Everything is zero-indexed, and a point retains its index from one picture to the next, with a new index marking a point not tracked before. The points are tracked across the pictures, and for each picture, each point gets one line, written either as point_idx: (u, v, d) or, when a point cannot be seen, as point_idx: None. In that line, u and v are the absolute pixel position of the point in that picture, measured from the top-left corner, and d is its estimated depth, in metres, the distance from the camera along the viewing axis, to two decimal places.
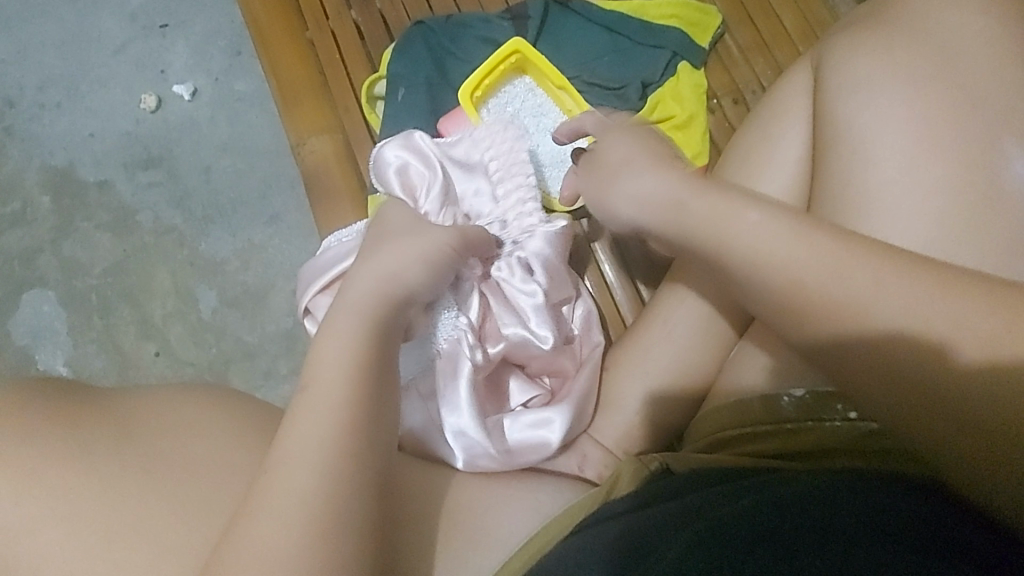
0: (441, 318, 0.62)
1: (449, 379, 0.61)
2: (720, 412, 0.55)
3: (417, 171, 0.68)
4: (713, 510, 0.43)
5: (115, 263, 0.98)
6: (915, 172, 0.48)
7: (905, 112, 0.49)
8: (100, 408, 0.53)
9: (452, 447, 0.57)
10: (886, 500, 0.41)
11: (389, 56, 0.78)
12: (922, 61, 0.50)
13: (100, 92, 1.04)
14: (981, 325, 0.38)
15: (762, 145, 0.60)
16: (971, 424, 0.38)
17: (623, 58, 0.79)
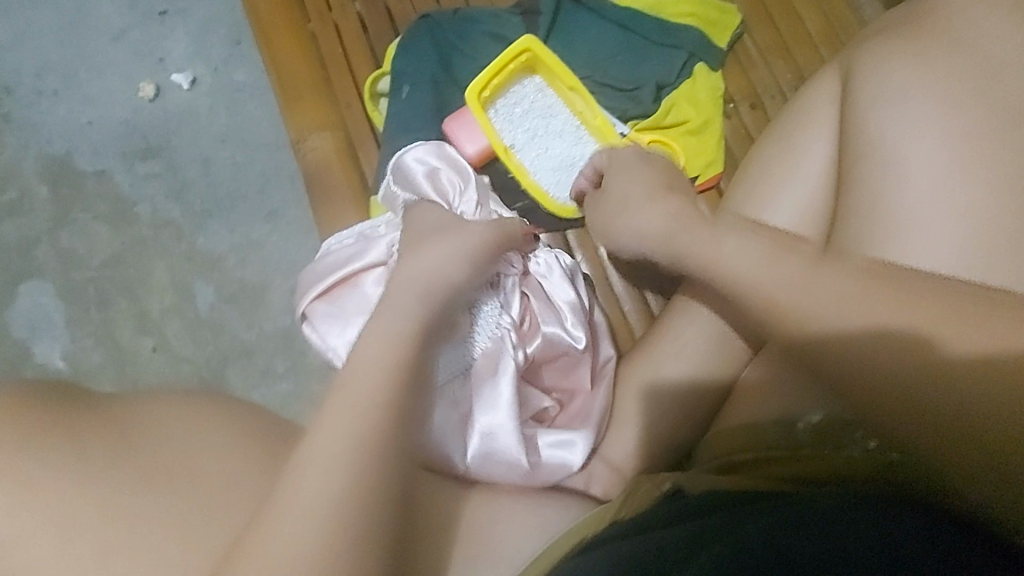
0: (483, 315, 0.61)
1: (490, 381, 0.59)
2: (733, 436, 0.53)
3: (450, 178, 0.66)
4: (730, 535, 0.41)
5: (112, 255, 0.97)
6: (949, 193, 0.46)
7: (938, 131, 0.47)
8: (91, 412, 0.51)
9: (474, 452, 0.56)
10: (891, 528, 0.39)
11: (393, 52, 0.75)
12: (958, 78, 0.48)
13: (98, 79, 1.01)
14: (992, 334, 0.38)
15: (782, 156, 0.57)
16: (969, 435, 0.38)
17: (637, 58, 0.76)
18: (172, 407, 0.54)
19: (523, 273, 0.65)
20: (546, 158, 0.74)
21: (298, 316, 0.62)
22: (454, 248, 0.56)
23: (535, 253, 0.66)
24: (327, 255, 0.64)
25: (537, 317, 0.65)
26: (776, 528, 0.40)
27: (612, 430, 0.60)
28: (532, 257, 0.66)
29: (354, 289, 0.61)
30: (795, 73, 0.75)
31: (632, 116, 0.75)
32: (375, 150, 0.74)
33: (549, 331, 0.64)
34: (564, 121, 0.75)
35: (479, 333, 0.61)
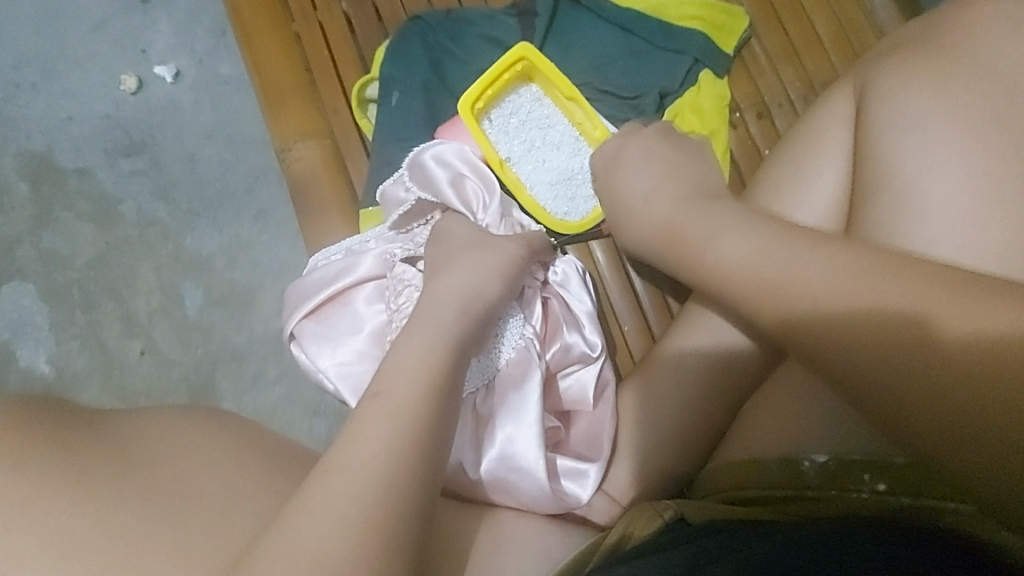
0: (510, 329, 0.60)
1: (515, 391, 0.58)
2: (732, 470, 0.51)
3: (472, 185, 0.63)
4: (731, 555, 0.40)
5: (96, 256, 0.94)
6: (971, 230, 0.41)
7: (958, 161, 0.42)
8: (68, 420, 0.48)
9: (491, 466, 0.55)
10: (900, 553, 0.37)
11: (382, 56, 0.71)
12: (983, 99, 0.43)
13: (78, 72, 0.98)
14: (991, 319, 0.36)
15: (792, 176, 0.54)
16: (968, 425, 0.35)
17: (639, 64, 0.72)
18: (167, 423, 0.51)
19: (544, 284, 0.63)
20: (543, 170, 0.71)
21: (287, 336, 0.61)
22: (447, 272, 0.54)
23: (552, 266, 0.64)
24: (313, 270, 0.63)
25: (558, 323, 0.63)
26: (773, 547, 0.39)
27: (611, 461, 0.57)
28: (551, 268, 0.64)
29: (345, 307, 0.61)
30: (804, 81, 0.72)
31: None
32: (364, 158, 0.72)
33: (571, 340, 0.62)
34: (562, 132, 0.72)
35: (505, 342, 0.59)
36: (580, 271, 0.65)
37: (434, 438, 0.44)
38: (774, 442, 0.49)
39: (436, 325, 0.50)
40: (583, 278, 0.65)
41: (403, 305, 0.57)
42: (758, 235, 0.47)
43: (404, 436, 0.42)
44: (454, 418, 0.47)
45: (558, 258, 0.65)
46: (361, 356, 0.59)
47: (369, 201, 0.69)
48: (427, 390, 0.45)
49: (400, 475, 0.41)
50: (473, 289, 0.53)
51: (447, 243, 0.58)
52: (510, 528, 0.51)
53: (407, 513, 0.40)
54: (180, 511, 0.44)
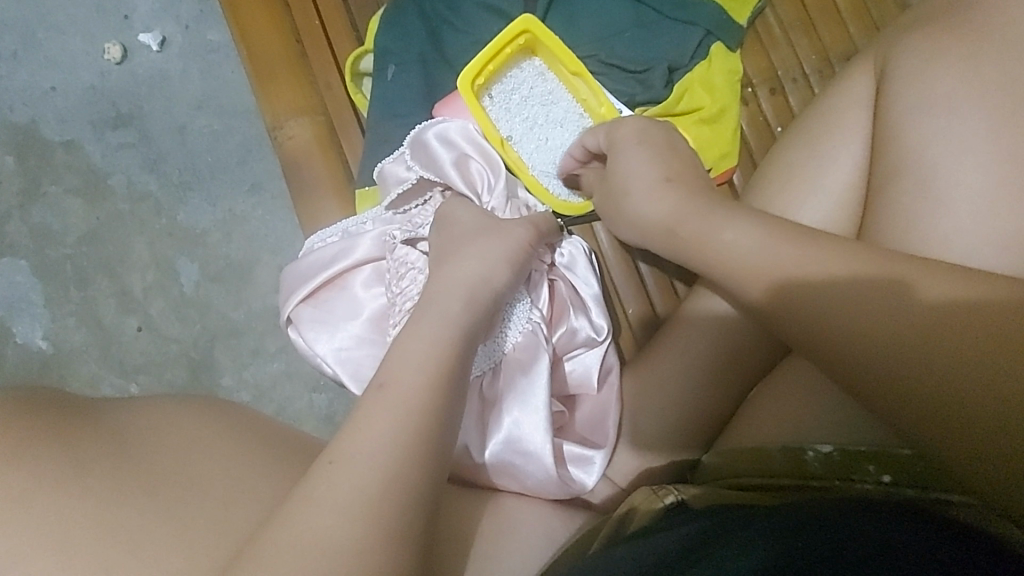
0: (517, 314, 0.58)
1: (523, 376, 0.57)
2: (736, 457, 0.49)
3: (477, 167, 0.62)
4: (729, 538, 0.39)
5: (88, 231, 0.92)
6: (994, 220, 0.40)
7: (983, 147, 0.40)
8: (61, 407, 0.48)
9: (497, 449, 0.54)
10: (897, 533, 0.36)
11: (377, 26, 0.68)
12: (1012, 80, 0.41)
13: (60, 39, 0.94)
14: (984, 299, 0.36)
15: (807, 158, 0.52)
16: (959, 395, 0.35)
17: (648, 36, 0.69)
18: (167, 413, 0.51)
19: (550, 267, 0.62)
20: (545, 149, 0.69)
21: (283, 320, 0.60)
22: (449, 259, 0.53)
23: (557, 249, 0.63)
24: (309, 253, 0.61)
25: (563, 306, 0.62)
26: (771, 531, 0.38)
27: (615, 447, 0.57)
28: (557, 250, 0.63)
29: (342, 291, 0.59)
30: (820, 53, 0.69)
31: (640, 101, 0.68)
32: (359, 135, 0.69)
33: (577, 324, 0.61)
34: (566, 108, 0.69)
35: (512, 326, 0.58)
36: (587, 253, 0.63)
37: (439, 431, 0.43)
38: (781, 430, 0.48)
39: (439, 313, 0.48)
40: (590, 260, 0.63)
41: (406, 289, 0.56)
42: (766, 226, 0.46)
43: (408, 430, 0.41)
44: (459, 410, 0.46)
45: (565, 239, 0.63)
46: (360, 341, 0.58)
47: (366, 180, 0.67)
48: (431, 383, 0.44)
49: (405, 469, 0.40)
50: (476, 275, 0.51)
51: (449, 227, 0.56)
52: (514, 514, 0.51)
53: (413, 506, 0.40)
54: (179, 498, 0.43)
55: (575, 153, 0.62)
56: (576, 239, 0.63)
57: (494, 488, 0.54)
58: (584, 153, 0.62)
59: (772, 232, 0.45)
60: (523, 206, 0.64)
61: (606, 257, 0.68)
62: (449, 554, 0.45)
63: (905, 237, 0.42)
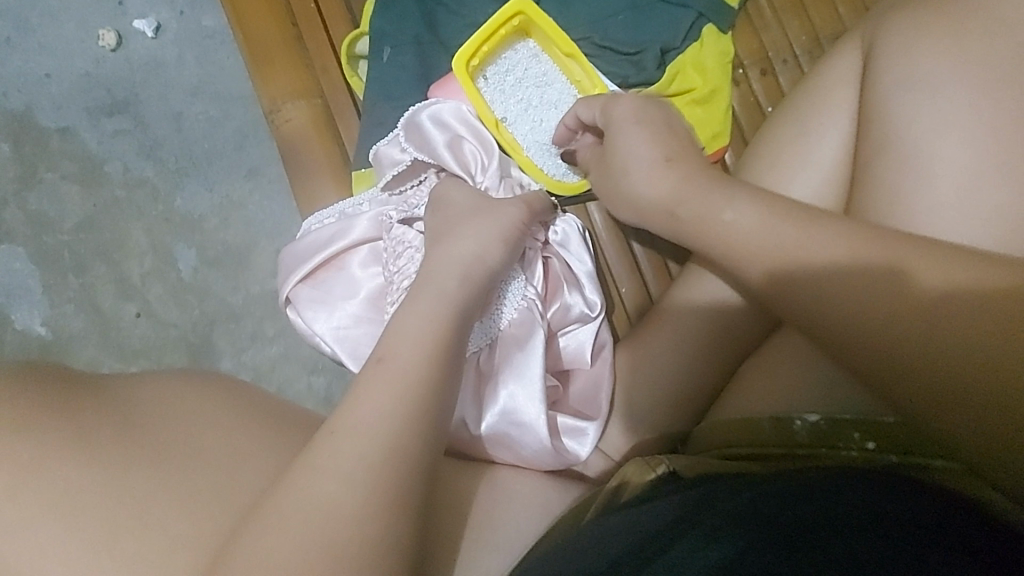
0: (512, 291, 0.59)
1: (519, 350, 0.58)
2: (726, 428, 0.50)
3: (471, 148, 0.63)
4: (722, 505, 0.40)
5: (85, 218, 0.92)
6: (977, 194, 0.40)
7: (967, 123, 0.41)
8: (65, 383, 0.48)
9: (493, 420, 0.56)
10: (885, 498, 0.37)
11: (372, 9, 0.69)
12: (996, 57, 0.42)
13: (54, 25, 0.93)
14: (978, 283, 0.37)
15: (795, 136, 0.53)
16: (949, 372, 0.36)
17: (641, 18, 0.70)
18: (169, 386, 0.52)
19: (543, 245, 0.63)
20: (540, 130, 0.70)
21: (283, 301, 0.61)
22: (445, 239, 0.53)
23: (551, 228, 0.63)
24: (307, 234, 0.62)
25: (557, 283, 0.64)
26: (763, 499, 0.39)
27: (609, 422, 0.58)
28: (551, 227, 0.63)
29: (340, 271, 0.60)
30: (810, 35, 0.70)
31: (633, 83, 0.69)
32: (355, 119, 0.70)
33: (571, 301, 0.62)
34: (560, 90, 0.70)
35: (507, 303, 0.59)
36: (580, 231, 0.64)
37: (436, 403, 0.44)
38: (771, 402, 0.49)
39: (435, 292, 0.49)
40: (584, 238, 0.64)
41: (403, 267, 0.57)
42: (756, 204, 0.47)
43: (406, 403, 0.42)
44: (455, 384, 0.47)
45: (558, 218, 0.64)
46: (358, 320, 0.59)
47: (362, 162, 0.67)
48: (429, 358, 0.45)
49: (403, 440, 0.41)
50: (470, 252, 0.52)
51: (443, 207, 0.57)
52: (508, 485, 0.52)
53: (410, 475, 0.41)
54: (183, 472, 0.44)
55: (567, 122, 0.62)
56: (570, 217, 0.64)
57: (490, 459, 0.55)
58: (577, 123, 0.62)
59: (761, 208, 0.46)
60: (516, 185, 0.64)
61: (600, 238, 0.69)
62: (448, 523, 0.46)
63: (889, 213, 0.43)
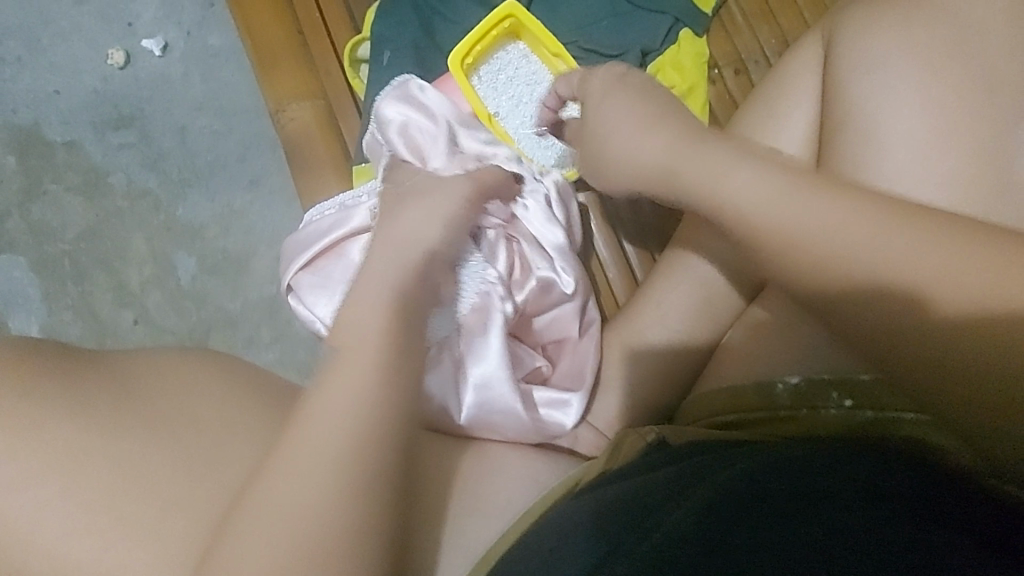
0: (469, 271, 0.59)
1: (480, 336, 0.59)
2: (715, 396, 0.53)
3: (421, 128, 0.65)
4: (718, 474, 0.43)
5: (87, 228, 0.95)
6: (928, 160, 0.45)
7: (916, 99, 0.45)
8: (74, 360, 0.50)
9: (470, 412, 0.56)
10: (880, 472, 0.39)
11: (373, 16, 0.74)
12: (943, 40, 0.46)
13: (64, 45, 0.98)
14: (974, 264, 0.37)
15: (766, 120, 0.57)
16: (962, 378, 0.36)
17: (623, 23, 0.75)
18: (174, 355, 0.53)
19: (506, 223, 0.64)
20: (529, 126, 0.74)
21: (285, 287, 0.64)
22: (406, 216, 0.53)
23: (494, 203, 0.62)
24: (309, 224, 0.65)
25: (526, 260, 0.64)
26: (760, 470, 0.41)
27: (600, 396, 0.60)
28: (518, 202, 0.65)
29: (339, 258, 0.62)
30: (779, 37, 0.75)
31: None
32: (356, 118, 0.73)
33: (541, 271, 0.63)
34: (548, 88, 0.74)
35: (465, 288, 0.59)
36: (549, 194, 0.67)
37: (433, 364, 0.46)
38: (753, 368, 0.52)
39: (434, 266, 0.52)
40: (548, 205, 0.66)
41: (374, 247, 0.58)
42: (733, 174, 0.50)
43: (405, 363, 0.44)
44: None
45: (526, 182, 0.66)
46: None
47: (362, 158, 0.71)
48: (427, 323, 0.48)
49: (404, 394, 0.43)
50: (437, 231, 0.53)
51: (404, 184, 0.58)
52: (499, 455, 0.54)
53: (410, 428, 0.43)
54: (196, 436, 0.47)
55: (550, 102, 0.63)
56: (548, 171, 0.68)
57: (489, 431, 0.56)
58: (556, 101, 0.62)
59: None
60: (495, 158, 0.65)
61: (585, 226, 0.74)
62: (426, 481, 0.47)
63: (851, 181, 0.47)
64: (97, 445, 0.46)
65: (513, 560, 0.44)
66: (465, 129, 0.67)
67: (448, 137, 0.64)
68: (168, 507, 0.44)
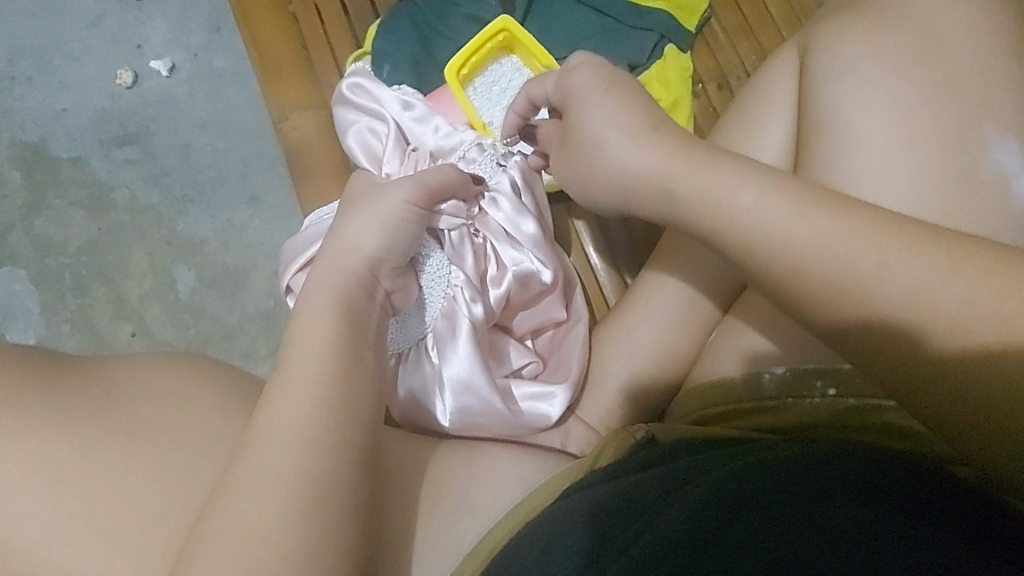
0: (430, 274, 0.60)
1: (447, 340, 0.59)
2: (703, 391, 0.55)
3: (376, 129, 0.68)
4: (710, 473, 0.43)
5: (89, 242, 0.96)
6: (896, 157, 0.48)
7: (886, 101, 0.49)
8: (74, 355, 0.51)
9: (451, 418, 0.57)
10: (871, 469, 0.40)
11: (374, 32, 0.78)
12: (906, 48, 0.50)
13: (74, 65, 1.01)
14: (942, 253, 0.39)
15: (745, 125, 0.60)
16: (966, 398, 0.38)
17: (611, 40, 0.80)
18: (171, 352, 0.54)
19: (472, 219, 0.63)
20: None
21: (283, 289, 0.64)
22: (352, 218, 0.51)
23: (445, 203, 0.58)
24: (309, 228, 0.66)
25: (497, 253, 0.64)
26: (752, 470, 0.41)
27: (589, 393, 0.61)
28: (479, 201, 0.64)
29: None
30: (759, 54, 0.79)
31: None
32: None
33: (516, 263, 0.63)
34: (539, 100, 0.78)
35: (430, 297, 0.60)
36: (515, 181, 0.66)
37: None
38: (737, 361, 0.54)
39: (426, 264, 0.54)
40: (515, 194, 0.65)
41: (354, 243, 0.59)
42: None
43: None
44: None
45: (489, 175, 0.66)
46: None
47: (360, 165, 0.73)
48: None
49: None
50: (370, 242, 0.50)
51: (357, 188, 0.56)
52: (490, 450, 0.55)
53: None
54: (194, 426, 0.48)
55: (518, 107, 0.58)
56: (512, 154, 0.66)
57: (481, 428, 0.57)
58: (528, 106, 0.58)
59: None
60: (454, 153, 0.67)
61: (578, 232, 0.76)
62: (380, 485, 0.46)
63: (827, 178, 0.50)
64: (92, 436, 0.46)
65: (504, 557, 0.45)
66: (420, 119, 0.68)
67: (399, 140, 0.66)
68: (164, 496, 0.45)
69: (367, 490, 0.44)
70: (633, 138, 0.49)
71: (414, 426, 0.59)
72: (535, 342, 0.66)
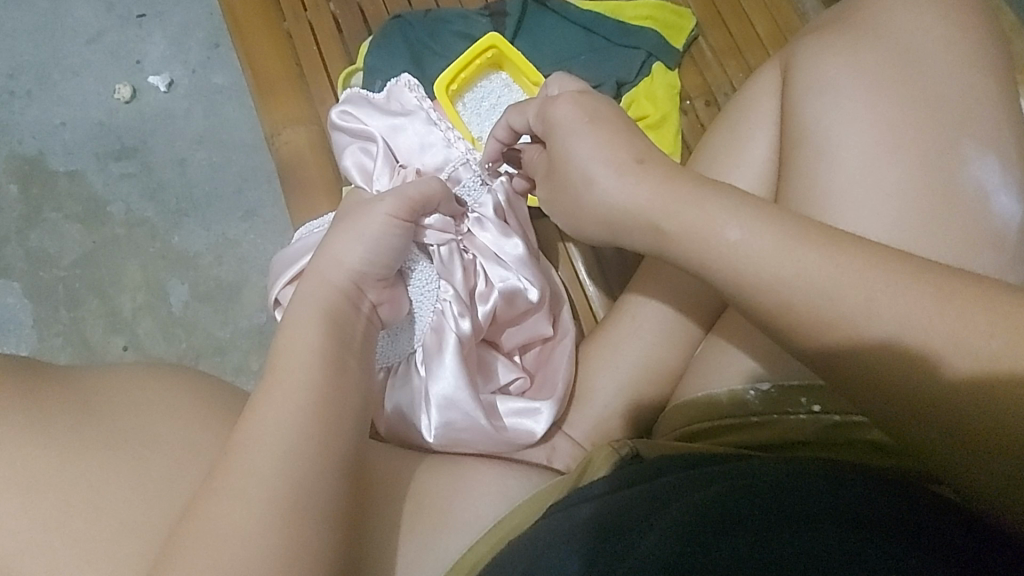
0: (418, 287, 0.60)
1: (434, 355, 0.59)
2: (690, 407, 0.55)
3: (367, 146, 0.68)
4: (693, 493, 0.42)
5: (84, 255, 0.97)
6: (879, 174, 0.48)
7: (871, 120, 0.49)
8: (57, 368, 0.51)
9: (436, 433, 0.56)
10: (849, 494, 0.40)
11: (367, 49, 0.79)
12: (885, 68, 0.50)
13: (73, 80, 1.02)
14: (917, 274, 0.39)
15: (730, 141, 0.60)
16: (960, 427, 0.37)
17: (599, 57, 0.81)
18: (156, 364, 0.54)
19: (461, 236, 0.64)
20: None
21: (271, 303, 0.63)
22: (338, 236, 0.51)
23: (430, 218, 0.60)
24: (299, 242, 0.66)
25: (486, 271, 0.64)
26: (737, 490, 0.40)
27: (575, 406, 0.61)
28: (466, 220, 0.65)
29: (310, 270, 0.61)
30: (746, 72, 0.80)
31: None
32: None
33: (502, 281, 0.63)
34: None
35: (419, 311, 0.60)
36: (500, 203, 0.66)
37: None
38: (720, 374, 0.54)
39: None
40: (501, 216, 0.66)
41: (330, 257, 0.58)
42: None
43: None
44: None
45: (473, 195, 0.66)
46: None
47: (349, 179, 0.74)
48: None
49: None
50: (355, 258, 0.50)
51: (344, 207, 0.56)
52: (474, 465, 0.54)
53: None
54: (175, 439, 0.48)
55: (501, 135, 0.58)
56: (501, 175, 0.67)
57: (467, 444, 0.56)
58: (510, 135, 0.58)
59: None
60: (443, 170, 0.67)
61: (568, 247, 0.77)
62: (361, 499, 0.46)
63: (809, 194, 0.50)
64: (73, 447, 0.45)
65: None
66: (411, 134, 0.68)
67: (390, 158, 0.67)
68: (144, 507, 0.45)
69: (347, 504, 0.43)
70: (618, 153, 0.50)
71: (400, 441, 0.59)
72: (523, 358, 0.66)
